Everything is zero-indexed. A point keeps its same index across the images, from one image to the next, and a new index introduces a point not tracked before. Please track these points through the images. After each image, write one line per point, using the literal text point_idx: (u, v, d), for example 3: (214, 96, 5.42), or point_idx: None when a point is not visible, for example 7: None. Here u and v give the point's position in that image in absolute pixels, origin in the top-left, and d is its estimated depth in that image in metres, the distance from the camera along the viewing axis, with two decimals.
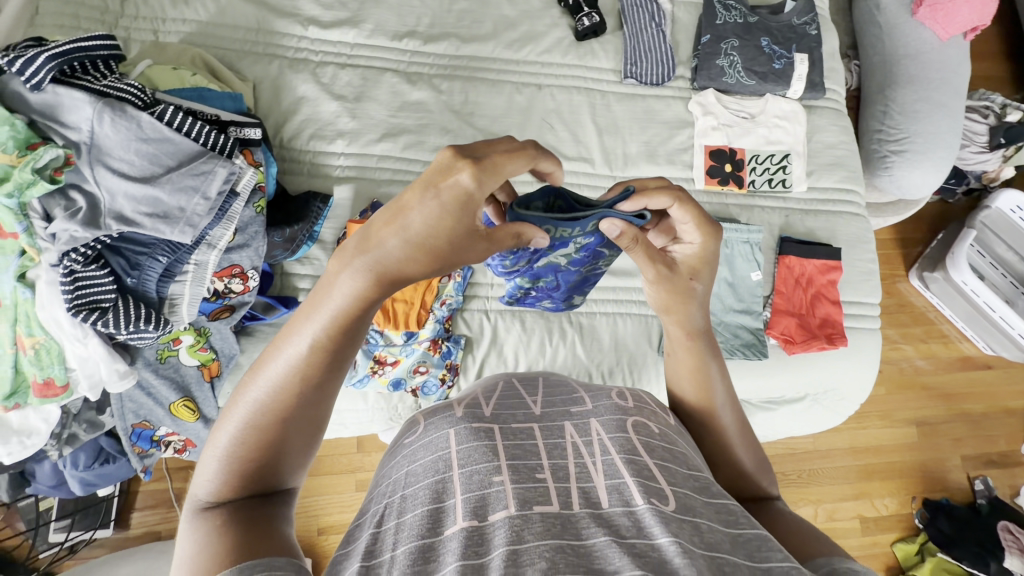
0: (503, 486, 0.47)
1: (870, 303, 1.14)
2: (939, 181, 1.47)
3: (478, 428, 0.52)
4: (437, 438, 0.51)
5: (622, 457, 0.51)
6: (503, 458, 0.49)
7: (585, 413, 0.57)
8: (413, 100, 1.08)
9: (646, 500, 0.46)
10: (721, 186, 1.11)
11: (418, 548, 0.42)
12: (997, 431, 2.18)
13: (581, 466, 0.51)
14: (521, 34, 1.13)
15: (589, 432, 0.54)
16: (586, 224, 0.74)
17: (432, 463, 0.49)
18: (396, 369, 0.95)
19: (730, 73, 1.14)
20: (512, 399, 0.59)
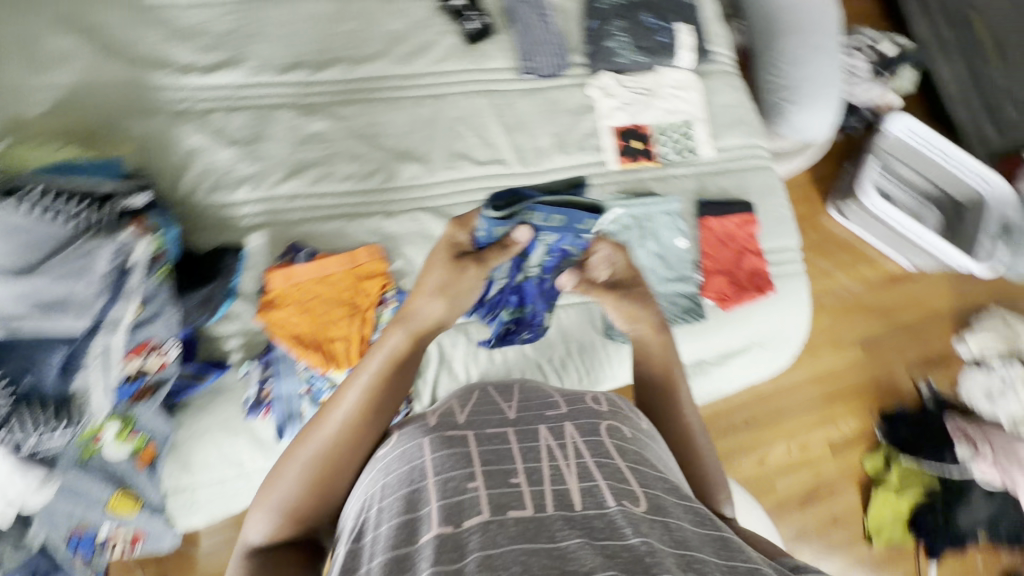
0: (477, 492, 0.54)
1: (790, 247, 1.21)
2: (831, 120, 1.58)
3: (451, 436, 0.61)
4: (415, 446, 0.60)
5: (594, 461, 0.59)
6: (478, 465, 0.57)
7: (559, 416, 0.66)
8: (314, 131, 1.03)
9: (617, 504, 0.54)
10: (633, 163, 1.15)
11: (398, 531, 0.51)
12: (932, 336, 2.36)
13: (555, 468, 0.58)
14: (413, 46, 1.11)
15: (561, 435, 0.63)
16: (550, 215, 0.97)
17: (408, 473, 0.57)
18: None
19: (621, 53, 1.17)
20: (490, 406, 0.68)
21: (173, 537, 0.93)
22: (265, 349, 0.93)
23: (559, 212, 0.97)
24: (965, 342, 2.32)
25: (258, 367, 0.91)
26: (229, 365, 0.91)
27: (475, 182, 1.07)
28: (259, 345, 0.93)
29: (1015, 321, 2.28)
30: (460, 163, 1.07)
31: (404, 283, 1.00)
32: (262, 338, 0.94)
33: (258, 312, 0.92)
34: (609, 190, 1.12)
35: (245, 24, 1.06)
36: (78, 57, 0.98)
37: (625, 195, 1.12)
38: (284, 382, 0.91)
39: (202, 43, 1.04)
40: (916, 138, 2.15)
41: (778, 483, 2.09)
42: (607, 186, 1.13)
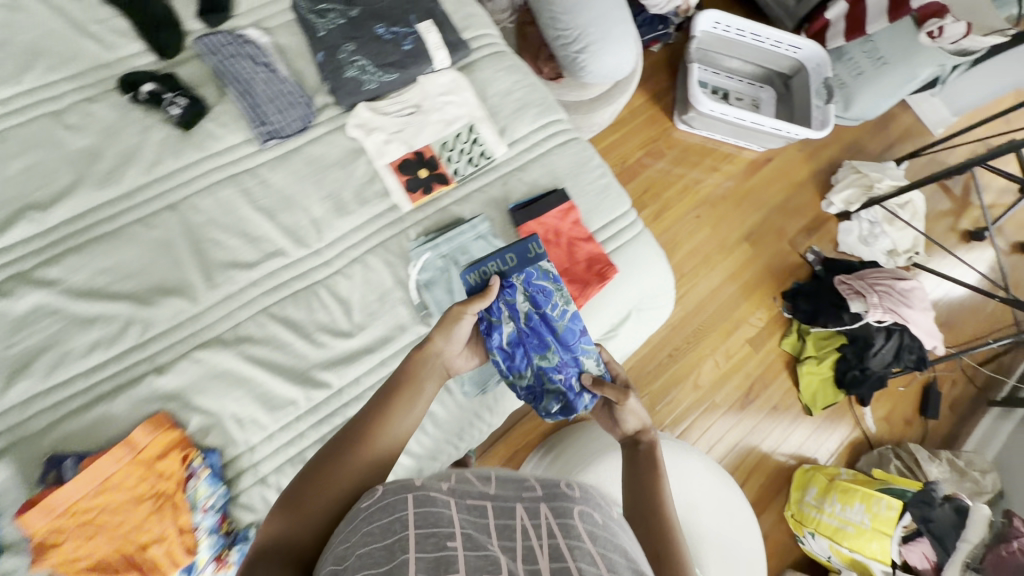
0: (455, 555, 0.47)
1: (620, 215, 1.15)
2: (630, 54, 1.51)
3: (433, 495, 0.53)
4: (396, 499, 0.53)
5: (568, 543, 0.49)
6: (457, 527, 0.50)
7: (536, 496, 0.56)
8: (27, 311, 0.83)
9: None
10: (428, 195, 1.02)
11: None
12: (803, 205, 2.47)
13: (527, 548, 0.49)
14: (112, 159, 0.90)
15: (537, 514, 0.53)
16: (506, 256, 0.91)
17: (388, 524, 0.50)
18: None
19: (368, 78, 1.01)
20: (470, 482, 0.58)
21: None
22: None
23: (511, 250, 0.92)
24: (830, 201, 2.44)
25: None
26: None
27: (253, 289, 0.91)
28: None
29: (865, 167, 2.42)
30: (228, 275, 0.90)
31: (212, 439, 0.85)
32: None
33: (34, 563, 0.72)
34: (411, 236, 0.99)
35: None
36: None
37: (431, 234, 1.00)
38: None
39: None
40: (727, 28, 2.16)
41: (717, 398, 2.16)
42: (407, 232, 1.00)
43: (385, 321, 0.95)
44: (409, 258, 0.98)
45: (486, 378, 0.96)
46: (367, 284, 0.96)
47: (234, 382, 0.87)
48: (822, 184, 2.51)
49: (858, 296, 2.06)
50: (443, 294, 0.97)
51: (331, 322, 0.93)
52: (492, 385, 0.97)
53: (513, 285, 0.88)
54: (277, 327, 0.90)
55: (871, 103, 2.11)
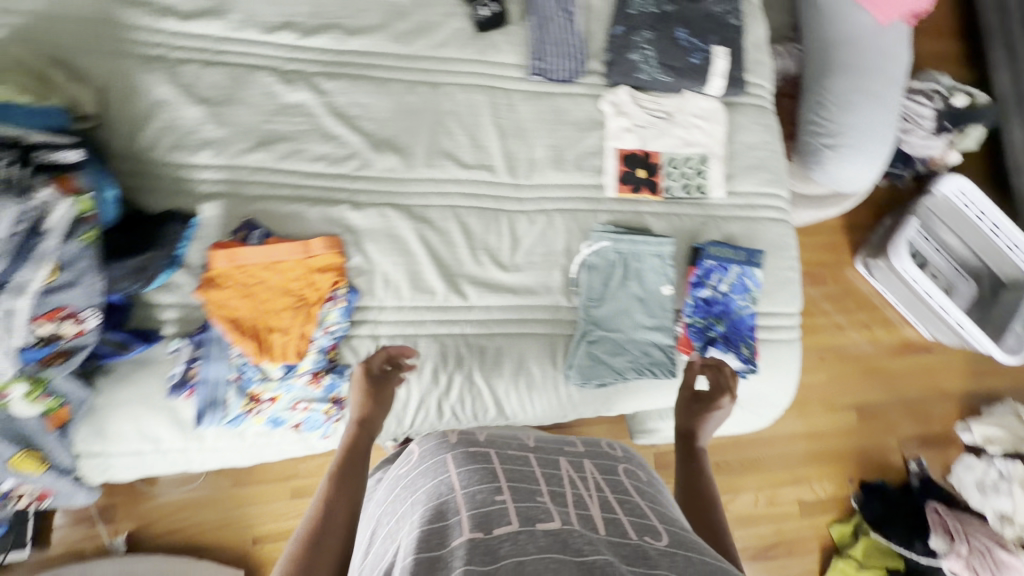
0: (506, 502, 0.62)
1: (786, 312, 1.10)
2: (874, 175, 1.43)
3: (475, 454, 0.71)
4: (441, 460, 0.71)
5: (613, 495, 0.68)
6: (504, 481, 0.66)
7: (576, 455, 0.77)
8: (292, 103, 0.96)
9: (638, 535, 0.61)
10: (633, 194, 1.04)
11: (427, 557, 0.55)
12: (931, 413, 2.21)
13: (576, 494, 0.67)
14: (415, 24, 1.01)
15: (581, 469, 0.73)
16: (738, 250, 1.02)
17: (438, 486, 0.66)
18: (275, 403, 0.89)
19: (644, 69, 1.05)
20: (511, 438, 0.79)
21: (87, 496, 0.88)
22: (199, 327, 0.88)
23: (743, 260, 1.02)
24: (968, 426, 2.16)
25: (189, 346, 0.86)
26: (159, 338, 0.87)
27: (454, 186, 0.99)
28: (195, 322, 0.89)
29: None
30: (443, 164, 0.98)
31: (359, 283, 0.94)
32: (199, 315, 0.89)
33: (199, 289, 0.87)
34: (599, 218, 1.02)
35: None
36: None
37: (617, 228, 1.02)
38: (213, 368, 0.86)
39: None
40: (967, 204, 1.94)
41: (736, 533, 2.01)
42: (597, 214, 1.03)
43: (537, 276, 0.99)
44: (587, 237, 1.01)
45: (592, 374, 0.97)
46: (541, 237, 1.00)
47: (399, 250, 0.95)
48: (967, 406, 2.24)
49: (945, 535, 1.90)
50: (598, 283, 0.99)
51: (496, 250, 0.98)
52: (592, 384, 0.98)
53: (729, 267, 1.01)
54: (455, 227, 0.97)
55: None
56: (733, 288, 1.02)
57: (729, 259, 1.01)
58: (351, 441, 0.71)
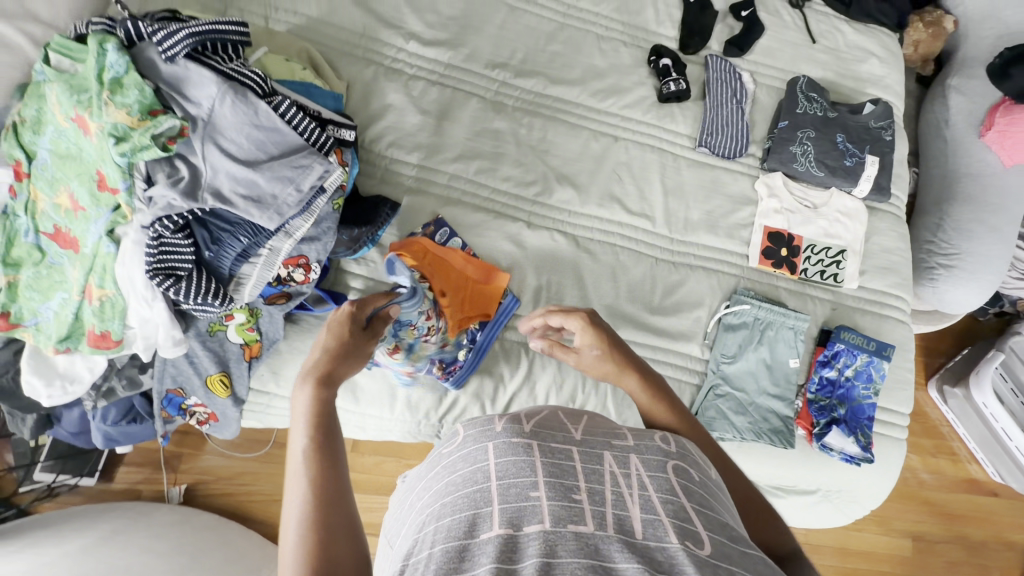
0: (539, 502, 0.47)
1: (902, 413, 1.12)
2: (981, 302, 1.48)
3: (518, 443, 0.52)
4: (476, 449, 0.52)
5: (659, 496, 0.50)
6: (541, 475, 0.49)
7: (626, 447, 0.55)
8: (494, 128, 1.10)
9: (679, 540, 0.46)
10: (774, 268, 1.12)
11: (451, 549, 0.44)
12: (991, 562, 2.10)
13: (617, 494, 0.50)
14: (609, 85, 1.16)
15: (628, 464, 0.52)
16: (869, 340, 1.07)
17: (470, 473, 0.50)
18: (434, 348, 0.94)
19: (801, 161, 1.16)
20: (554, 424, 0.57)
21: (234, 431, 0.94)
22: None
23: (873, 350, 1.07)
24: None
25: None
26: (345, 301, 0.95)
27: (616, 227, 1.10)
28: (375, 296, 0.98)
29: None
30: (611, 206, 1.09)
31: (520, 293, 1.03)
32: (380, 290, 0.98)
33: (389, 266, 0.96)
34: (740, 284, 1.10)
35: (473, 17, 1.15)
36: None
37: (757, 296, 1.09)
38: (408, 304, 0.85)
39: (433, 21, 1.13)
40: None
41: None
42: (737, 280, 1.11)
43: (677, 323, 1.06)
44: (727, 297, 1.09)
45: (716, 426, 1.01)
46: (685, 289, 1.08)
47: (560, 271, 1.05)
48: None
49: None
50: (733, 341, 1.06)
51: (644, 291, 1.06)
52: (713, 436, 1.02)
53: (858, 355, 1.06)
54: (612, 263, 1.07)
55: None
56: (857, 374, 1.06)
57: (860, 345, 1.07)
58: (317, 417, 0.52)
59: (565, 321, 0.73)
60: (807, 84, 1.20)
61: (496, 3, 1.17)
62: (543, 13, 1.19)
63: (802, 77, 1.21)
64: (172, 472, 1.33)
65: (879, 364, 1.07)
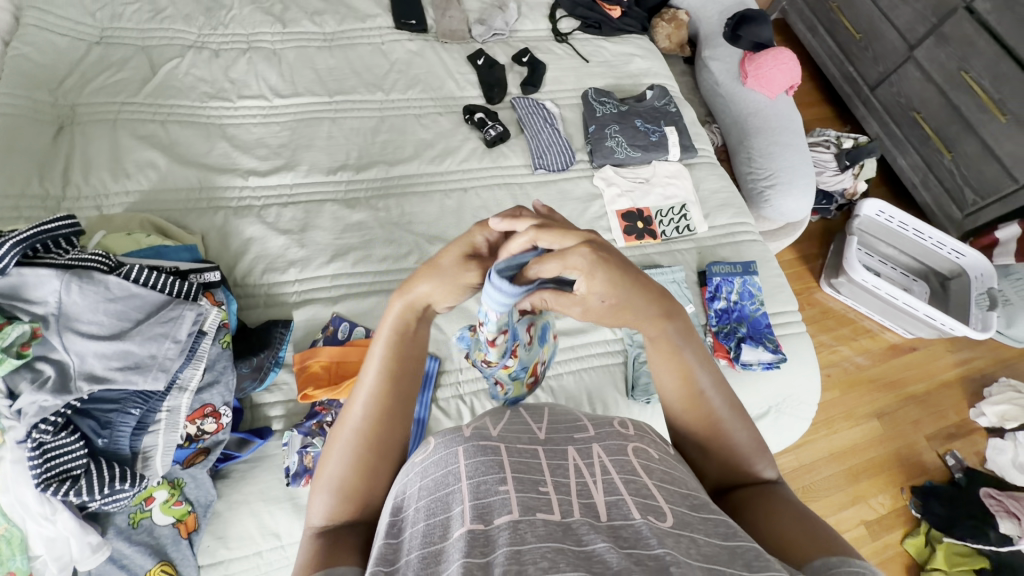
0: (508, 495, 0.47)
1: (791, 311, 1.29)
2: (810, 202, 1.76)
3: (486, 445, 0.52)
4: (446, 453, 0.53)
5: (621, 476, 0.52)
6: (508, 471, 0.50)
7: (589, 438, 0.58)
8: (356, 221, 1.18)
9: (643, 515, 0.47)
10: (638, 240, 1.28)
11: (428, 554, 0.44)
12: (944, 406, 2.33)
13: (582, 484, 0.51)
14: (441, 149, 1.30)
15: (590, 454, 0.54)
16: (733, 265, 1.24)
17: (442, 478, 0.50)
18: (502, 370, 0.91)
19: (619, 151, 1.36)
20: (519, 426, 0.58)
21: None
22: (306, 417, 0.96)
23: (739, 272, 1.24)
24: (981, 410, 2.29)
25: (299, 435, 0.92)
26: (271, 433, 0.93)
27: None
28: (299, 415, 0.97)
29: None
30: None
31: (437, 351, 1.06)
32: (302, 408, 0.97)
33: (301, 382, 0.97)
34: None
35: (301, 137, 1.26)
36: (157, 165, 1.14)
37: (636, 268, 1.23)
38: (490, 295, 0.68)
39: (265, 153, 1.22)
40: (889, 219, 2.29)
41: None
42: None
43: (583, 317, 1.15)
44: None
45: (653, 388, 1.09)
46: None
47: (465, 317, 1.11)
48: (972, 393, 2.38)
49: (1011, 518, 1.90)
50: None
51: None
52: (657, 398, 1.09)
53: (733, 279, 1.22)
54: None
55: None
56: (740, 294, 1.21)
57: (730, 272, 1.23)
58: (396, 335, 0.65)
59: (564, 265, 0.61)
60: (596, 93, 1.43)
61: (317, 120, 1.30)
62: (362, 114, 1.33)
63: (589, 89, 1.44)
64: None
65: (750, 279, 1.23)
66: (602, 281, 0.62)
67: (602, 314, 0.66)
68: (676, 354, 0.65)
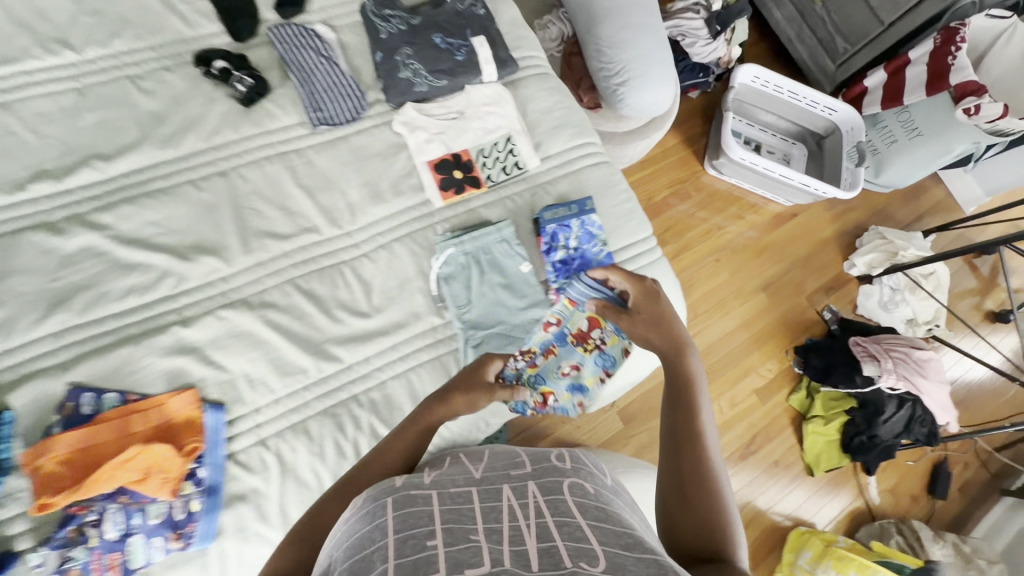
0: (437, 549, 0.47)
1: (641, 240, 1.16)
2: (669, 93, 1.58)
3: (416, 497, 0.55)
4: (376, 506, 0.54)
5: (554, 519, 0.52)
6: (438, 522, 0.51)
7: (523, 475, 0.61)
8: (75, 250, 0.88)
9: (574, 562, 0.46)
10: (459, 195, 1.06)
11: None
12: (822, 263, 2.41)
13: (515, 528, 0.51)
14: (178, 124, 0.97)
15: (525, 494, 0.57)
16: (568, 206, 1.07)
17: (368, 533, 0.51)
18: (529, 369, 0.99)
19: (419, 81, 1.08)
20: (452, 474, 0.63)
21: None
22: (58, 525, 0.77)
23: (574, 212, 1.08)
24: (852, 262, 2.38)
25: (52, 552, 0.75)
26: (18, 558, 0.74)
27: (282, 259, 0.96)
28: (52, 522, 0.77)
29: (891, 234, 2.37)
30: (263, 243, 0.95)
31: (222, 396, 0.88)
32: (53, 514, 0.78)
33: (36, 485, 0.76)
34: (437, 230, 1.03)
35: None
36: None
37: (458, 232, 1.03)
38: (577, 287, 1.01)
39: None
40: (763, 84, 2.11)
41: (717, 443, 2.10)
42: (434, 227, 1.04)
43: (402, 307, 0.98)
44: (433, 252, 1.02)
45: None
46: (391, 271, 1.00)
47: (252, 344, 0.90)
48: (846, 246, 2.46)
49: (873, 360, 2.01)
50: (461, 290, 1.00)
51: (352, 301, 0.97)
52: None
53: (569, 224, 1.06)
54: (300, 298, 0.94)
55: (898, 173, 2.04)
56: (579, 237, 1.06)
57: (564, 214, 1.06)
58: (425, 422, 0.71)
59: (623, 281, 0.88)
60: (376, 5, 1.10)
61: None
62: (49, 87, 0.94)
63: (368, 0, 1.10)
64: None
65: (587, 215, 1.07)
66: (642, 300, 0.85)
67: (643, 331, 0.80)
68: (677, 380, 0.71)
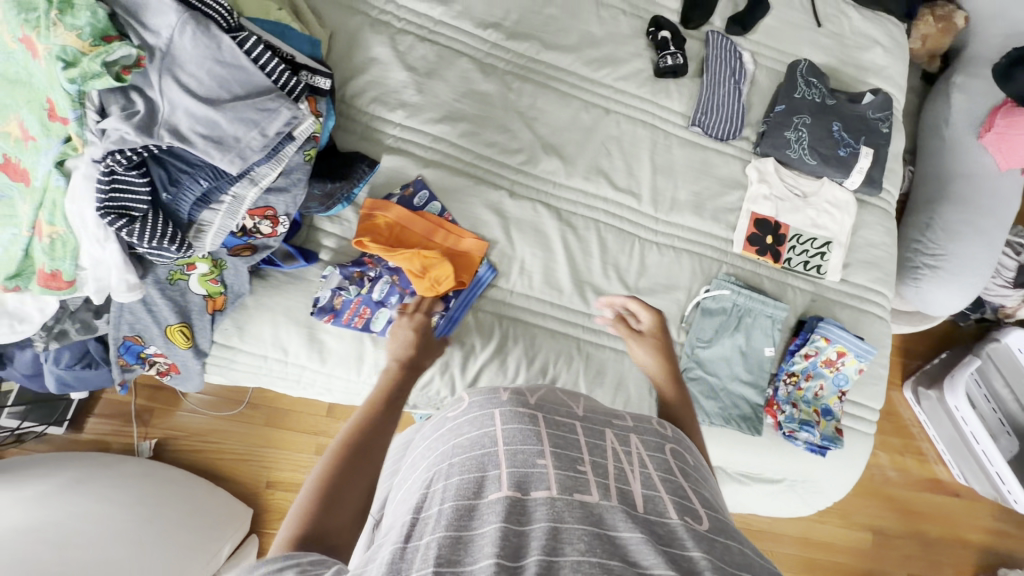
0: (545, 469, 0.49)
1: (872, 408, 1.12)
2: (964, 304, 1.48)
3: (522, 413, 0.54)
4: (484, 416, 0.55)
5: (659, 474, 0.53)
6: (547, 445, 0.51)
7: (627, 427, 0.59)
8: (482, 91, 1.05)
9: (680, 516, 0.48)
10: (757, 256, 1.10)
11: (461, 505, 0.46)
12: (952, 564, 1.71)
13: (620, 469, 0.52)
14: (604, 54, 1.11)
15: (630, 443, 0.56)
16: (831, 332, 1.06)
17: (477, 437, 0.52)
18: (794, 390, 1.07)
19: (795, 148, 1.13)
20: (556, 404, 0.60)
21: (198, 385, 0.93)
22: (353, 263, 0.94)
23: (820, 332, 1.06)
24: None
25: (339, 275, 0.91)
26: (315, 260, 0.93)
27: (601, 200, 1.07)
28: (347, 258, 0.95)
29: None
30: (598, 180, 1.06)
31: (498, 263, 1.00)
32: (352, 252, 0.96)
33: (360, 227, 0.94)
34: (722, 269, 1.09)
35: None
36: None
37: (738, 282, 1.08)
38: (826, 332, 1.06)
39: None
40: None
41: None
42: (722, 265, 1.09)
43: (655, 303, 1.05)
44: (708, 281, 1.08)
45: None
46: (667, 271, 1.06)
47: (541, 245, 1.02)
48: None
49: None
50: (709, 327, 1.05)
51: (625, 269, 1.05)
52: (680, 418, 1.01)
53: (833, 345, 1.06)
54: (594, 238, 1.04)
55: None
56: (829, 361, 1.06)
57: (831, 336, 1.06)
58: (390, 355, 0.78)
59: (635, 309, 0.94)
60: (808, 69, 1.16)
61: None
62: None
63: (804, 61, 1.17)
64: (142, 425, 1.26)
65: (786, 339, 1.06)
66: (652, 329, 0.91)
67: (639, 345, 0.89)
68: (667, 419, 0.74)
